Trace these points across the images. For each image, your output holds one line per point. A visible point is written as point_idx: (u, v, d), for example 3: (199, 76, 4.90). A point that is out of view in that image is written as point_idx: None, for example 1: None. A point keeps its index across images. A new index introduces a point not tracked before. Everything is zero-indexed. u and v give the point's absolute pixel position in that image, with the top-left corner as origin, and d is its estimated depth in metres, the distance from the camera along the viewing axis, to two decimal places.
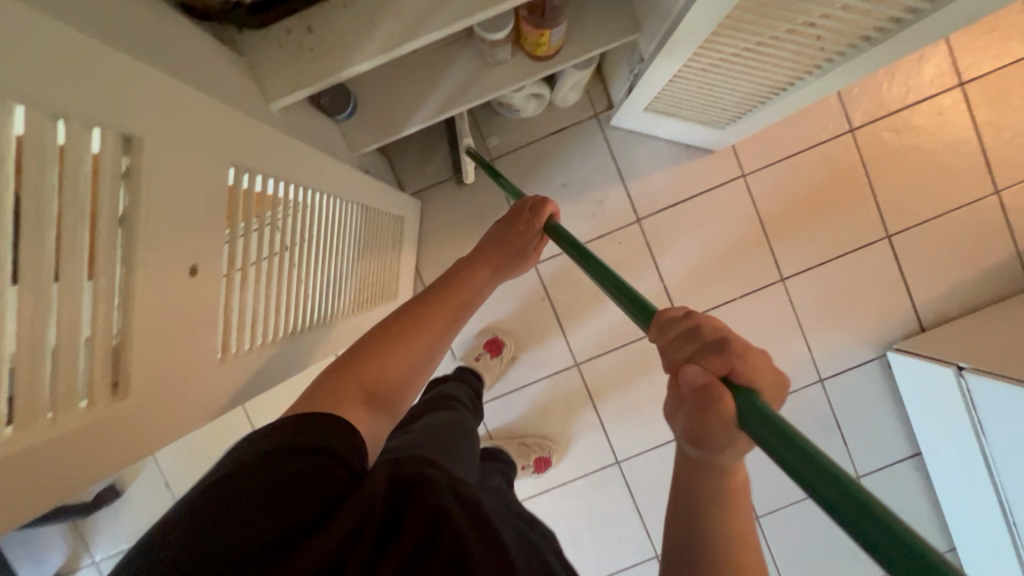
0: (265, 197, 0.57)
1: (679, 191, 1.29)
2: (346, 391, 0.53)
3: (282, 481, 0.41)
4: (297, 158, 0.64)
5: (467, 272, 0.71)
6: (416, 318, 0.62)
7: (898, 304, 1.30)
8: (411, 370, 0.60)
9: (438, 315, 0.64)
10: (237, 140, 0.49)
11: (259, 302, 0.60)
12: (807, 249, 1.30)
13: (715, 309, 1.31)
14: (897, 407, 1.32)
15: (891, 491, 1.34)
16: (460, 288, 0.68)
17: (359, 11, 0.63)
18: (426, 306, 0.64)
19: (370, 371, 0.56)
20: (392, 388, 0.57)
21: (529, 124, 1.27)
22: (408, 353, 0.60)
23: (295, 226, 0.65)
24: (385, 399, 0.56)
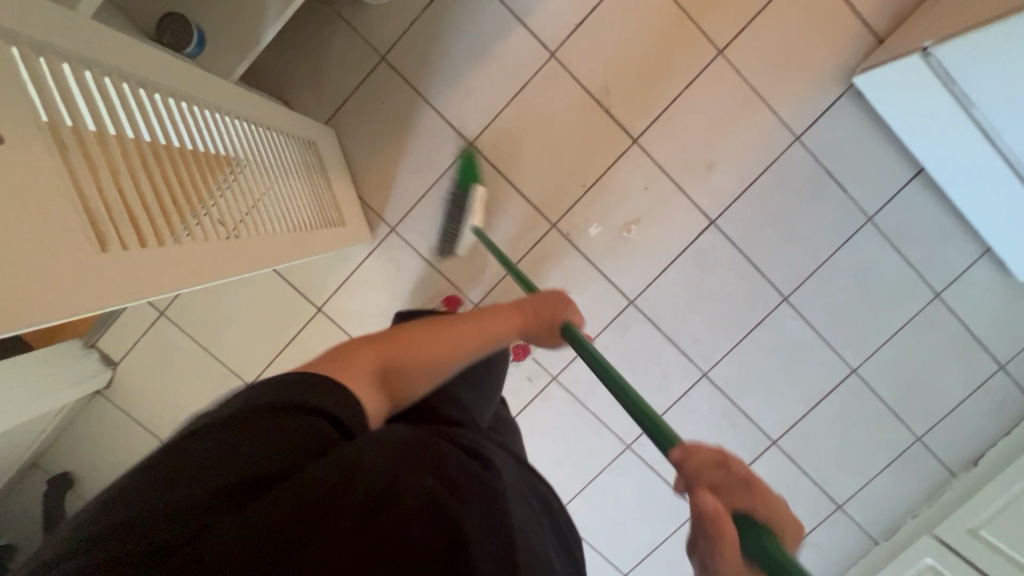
0: (102, 93, 0.52)
1: (582, 7, 1.19)
2: (362, 359, 0.57)
3: (279, 430, 0.45)
4: (159, 64, 0.61)
5: (507, 312, 0.75)
6: (446, 325, 0.67)
7: (847, 25, 1.20)
8: (427, 370, 0.63)
9: (468, 331, 0.68)
10: (22, 14, 0.43)
11: (189, 210, 0.63)
12: (733, 9, 1.20)
13: (667, 113, 1.24)
14: (885, 133, 1.25)
15: (909, 218, 1.29)
16: (489, 317, 0.72)
17: None
18: (449, 325, 0.68)
19: (393, 355, 0.61)
20: (408, 373, 0.61)
21: (402, 3, 1.18)
22: (430, 352, 0.63)
23: (162, 132, 0.61)
24: (394, 387, 0.60)
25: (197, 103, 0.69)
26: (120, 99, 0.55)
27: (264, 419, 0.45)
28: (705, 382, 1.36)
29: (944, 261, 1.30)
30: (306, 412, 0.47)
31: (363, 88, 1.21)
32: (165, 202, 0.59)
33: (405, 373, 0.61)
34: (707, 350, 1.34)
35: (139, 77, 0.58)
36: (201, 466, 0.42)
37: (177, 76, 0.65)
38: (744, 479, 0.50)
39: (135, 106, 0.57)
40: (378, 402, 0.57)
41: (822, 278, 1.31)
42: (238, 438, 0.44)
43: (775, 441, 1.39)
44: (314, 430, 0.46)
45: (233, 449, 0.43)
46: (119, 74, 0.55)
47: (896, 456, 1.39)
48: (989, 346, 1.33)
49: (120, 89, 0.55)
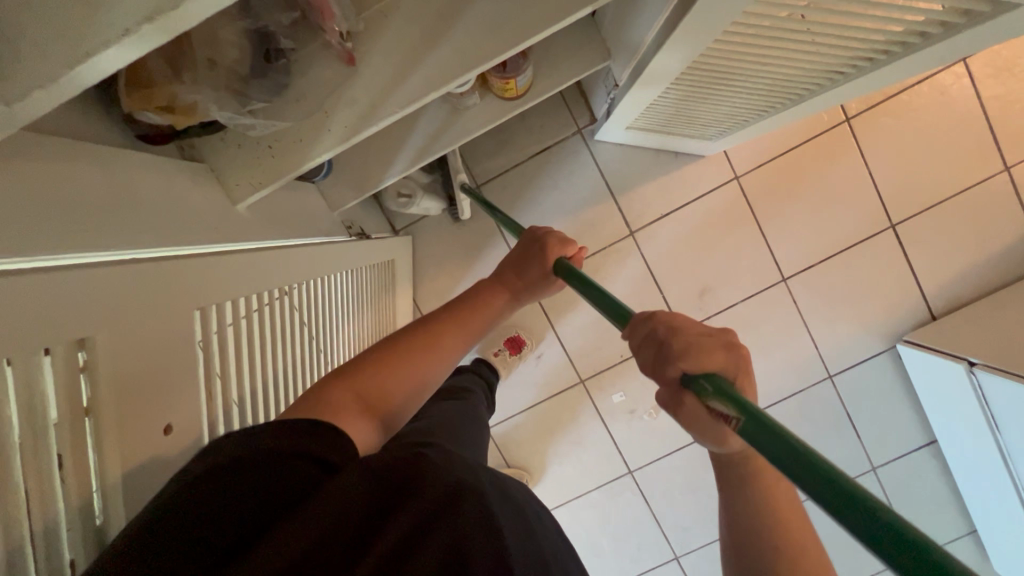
0: (247, 309, 0.59)
1: (672, 200, 1.26)
2: (338, 396, 0.48)
3: (262, 484, 0.38)
4: (290, 263, 0.68)
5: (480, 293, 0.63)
6: (415, 342, 0.55)
7: (907, 293, 1.27)
8: (409, 390, 0.53)
9: (446, 334, 0.57)
10: (203, 282, 0.50)
11: (281, 388, 0.67)
12: (807, 244, 1.26)
13: (718, 315, 1.29)
14: (911, 397, 1.30)
15: (909, 479, 1.33)
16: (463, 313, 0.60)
17: (316, 101, 0.61)
18: (415, 338, 0.55)
19: (376, 383, 0.51)
20: (394, 400, 0.52)
21: (511, 146, 1.24)
22: (401, 378, 0.52)
23: (280, 320, 0.67)
24: (381, 416, 0.50)
25: (312, 276, 0.75)
26: (256, 311, 0.60)
27: (248, 472, 0.38)
28: (674, 564, 1.39)
29: (930, 528, 1.34)
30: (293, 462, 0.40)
31: (451, 207, 1.27)
32: (267, 388, 0.63)
33: (390, 402, 0.51)
34: (685, 537, 1.37)
35: (274, 281, 0.64)
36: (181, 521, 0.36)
37: (297, 256, 0.71)
38: (700, 332, 0.43)
39: (269, 306, 0.64)
40: (369, 430, 0.48)
41: None
42: (225, 497, 0.37)
43: None
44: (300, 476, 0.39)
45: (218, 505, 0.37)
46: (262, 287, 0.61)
47: None
48: None
49: (264, 291, 0.61)
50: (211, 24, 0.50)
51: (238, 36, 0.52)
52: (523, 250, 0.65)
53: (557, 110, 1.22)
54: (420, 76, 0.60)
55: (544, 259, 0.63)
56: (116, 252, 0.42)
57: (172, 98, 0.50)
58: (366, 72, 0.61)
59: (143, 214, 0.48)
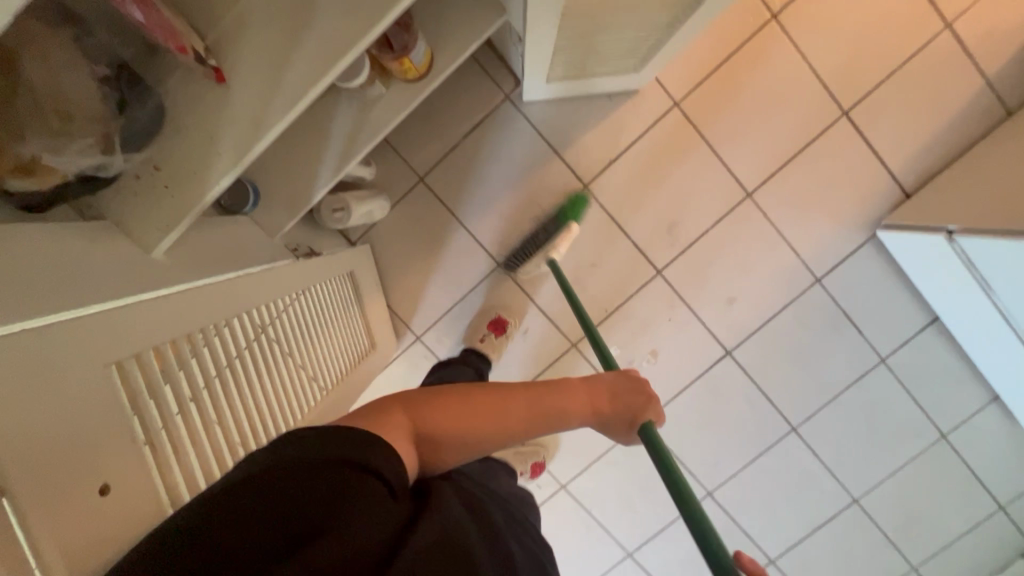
0: (216, 367, 0.61)
1: (617, 142, 1.22)
2: (398, 419, 0.52)
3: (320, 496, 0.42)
4: (231, 294, 0.67)
5: (571, 389, 0.68)
6: (488, 395, 0.60)
7: (875, 177, 1.23)
8: (463, 440, 0.57)
9: (514, 400, 0.61)
10: (116, 337, 0.48)
11: (255, 414, 0.67)
12: (763, 153, 1.23)
13: (692, 247, 1.27)
14: (904, 281, 1.28)
15: (920, 363, 1.31)
16: (548, 389, 0.66)
17: (197, 129, 0.60)
18: (487, 393, 0.60)
19: (433, 422, 0.55)
20: (443, 449, 0.56)
21: (443, 129, 1.21)
22: (466, 426, 0.57)
23: (240, 355, 0.66)
24: (425, 453, 0.54)
25: (265, 304, 0.75)
26: (204, 350, 0.60)
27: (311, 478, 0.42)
28: (708, 500, 1.39)
29: (952, 405, 1.33)
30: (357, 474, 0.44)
31: (401, 206, 1.25)
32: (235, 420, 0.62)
33: (440, 444, 0.55)
34: (714, 471, 1.38)
35: (214, 316, 0.63)
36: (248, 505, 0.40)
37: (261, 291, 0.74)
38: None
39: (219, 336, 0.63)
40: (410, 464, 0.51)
41: (830, 412, 1.35)
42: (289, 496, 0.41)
43: (773, 559, 1.43)
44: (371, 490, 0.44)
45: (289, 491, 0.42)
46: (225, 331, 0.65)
47: None
48: (990, 487, 1.36)
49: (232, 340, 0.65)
50: (52, 66, 0.49)
51: (86, 84, 0.51)
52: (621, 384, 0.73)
53: (479, 80, 1.19)
54: (295, 76, 0.58)
55: (639, 399, 0.72)
56: (13, 323, 0.39)
57: (34, 160, 0.48)
58: (236, 86, 0.59)
59: (47, 278, 0.46)
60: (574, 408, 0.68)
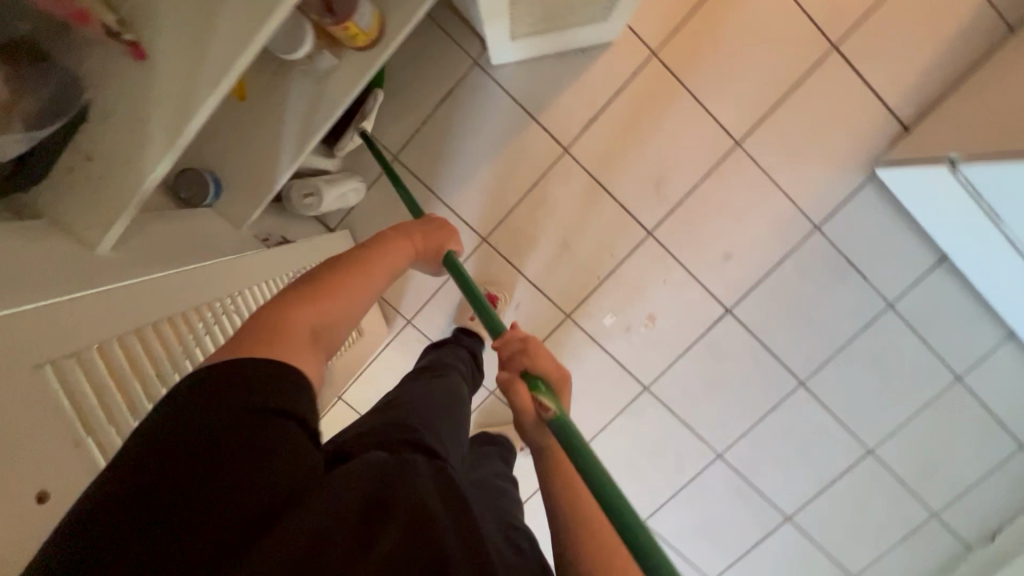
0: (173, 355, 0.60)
1: (595, 100, 1.17)
2: (292, 326, 0.50)
3: (264, 459, 0.41)
4: (193, 284, 0.64)
5: (392, 241, 0.67)
6: (352, 275, 0.58)
7: (871, 113, 1.16)
8: (348, 316, 0.56)
9: (371, 265, 0.61)
10: (50, 336, 0.45)
11: None
12: (750, 99, 1.17)
13: (683, 204, 1.22)
14: (908, 220, 1.22)
15: (931, 304, 1.26)
16: (381, 251, 0.64)
17: (126, 113, 0.56)
18: (339, 272, 0.57)
19: (320, 309, 0.53)
20: (337, 329, 0.55)
21: (411, 102, 1.16)
22: (341, 305, 0.55)
23: (201, 340, 0.65)
24: (326, 341, 0.53)
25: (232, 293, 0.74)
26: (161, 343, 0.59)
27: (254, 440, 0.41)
28: (719, 462, 1.37)
29: (965, 344, 1.28)
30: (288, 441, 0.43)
31: (377, 187, 1.21)
32: None
33: (333, 326, 0.54)
34: (723, 432, 1.34)
35: (173, 308, 0.60)
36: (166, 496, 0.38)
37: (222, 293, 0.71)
38: None
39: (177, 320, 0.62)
40: (313, 360, 0.51)
41: (838, 362, 1.30)
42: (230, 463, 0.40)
43: (790, 517, 1.40)
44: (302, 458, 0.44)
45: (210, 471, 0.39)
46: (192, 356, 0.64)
47: (912, 530, 1.40)
48: (1009, 425, 1.32)
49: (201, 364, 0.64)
50: None
51: None
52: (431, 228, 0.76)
53: (445, 47, 1.13)
54: (222, 44, 0.53)
55: (433, 241, 0.76)
56: None
57: None
58: (161, 60, 0.55)
59: None
60: (404, 254, 0.68)
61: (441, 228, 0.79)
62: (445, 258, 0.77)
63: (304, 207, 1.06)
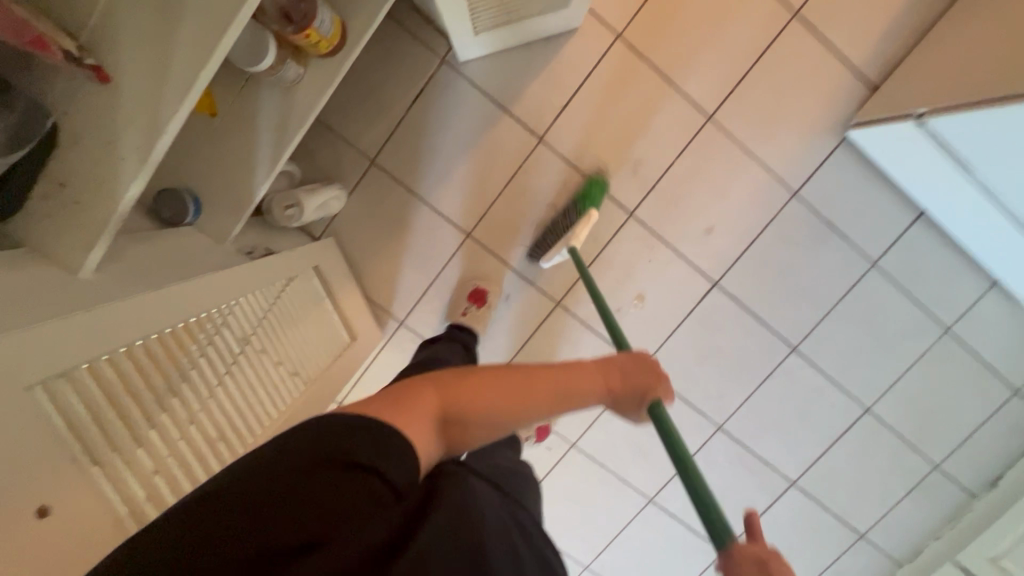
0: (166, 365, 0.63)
1: (565, 88, 1.18)
2: (422, 404, 0.51)
3: (337, 497, 0.42)
4: (177, 300, 0.65)
5: (592, 377, 0.59)
6: (513, 375, 0.56)
7: (838, 76, 1.18)
8: (488, 421, 0.54)
9: (539, 380, 0.56)
10: (38, 357, 0.47)
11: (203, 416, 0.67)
12: (717, 73, 1.18)
13: (661, 183, 1.23)
14: (884, 179, 1.23)
15: (914, 260, 1.28)
16: (573, 369, 0.58)
17: (95, 137, 0.57)
18: (503, 372, 0.55)
19: (455, 401, 0.53)
20: (466, 432, 0.53)
21: (384, 106, 1.17)
22: (486, 404, 0.54)
23: (192, 351, 0.68)
24: (451, 437, 0.52)
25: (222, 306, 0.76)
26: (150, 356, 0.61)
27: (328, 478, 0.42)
28: (720, 434, 1.38)
29: (951, 296, 1.30)
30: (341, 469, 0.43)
31: (358, 192, 1.22)
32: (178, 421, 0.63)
33: (467, 425, 0.53)
34: (721, 404, 1.36)
35: (158, 324, 0.62)
36: (238, 517, 0.40)
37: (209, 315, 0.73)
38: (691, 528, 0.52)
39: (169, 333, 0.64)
40: (428, 454, 0.50)
41: (828, 325, 1.32)
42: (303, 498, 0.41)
43: (794, 482, 1.42)
44: (357, 487, 0.43)
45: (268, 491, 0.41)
46: (186, 382, 0.66)
47: (915, 485, 1.42)
48: (1002, 372, 1.34)
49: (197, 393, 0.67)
50: None
51: None
52: (635, 367, 0.62)
53: (412, 48, 1.14)
54: (183, 62, 0.55)
55: (650, 381, 0.62)
56: None
57: None
58: (124, 83, 0.56)
59: None
60: (596, 393, 0.60)
61: (657, 378, 0.62)
62: (652, 408, 0.62)
63: (289, 220, 1.07)
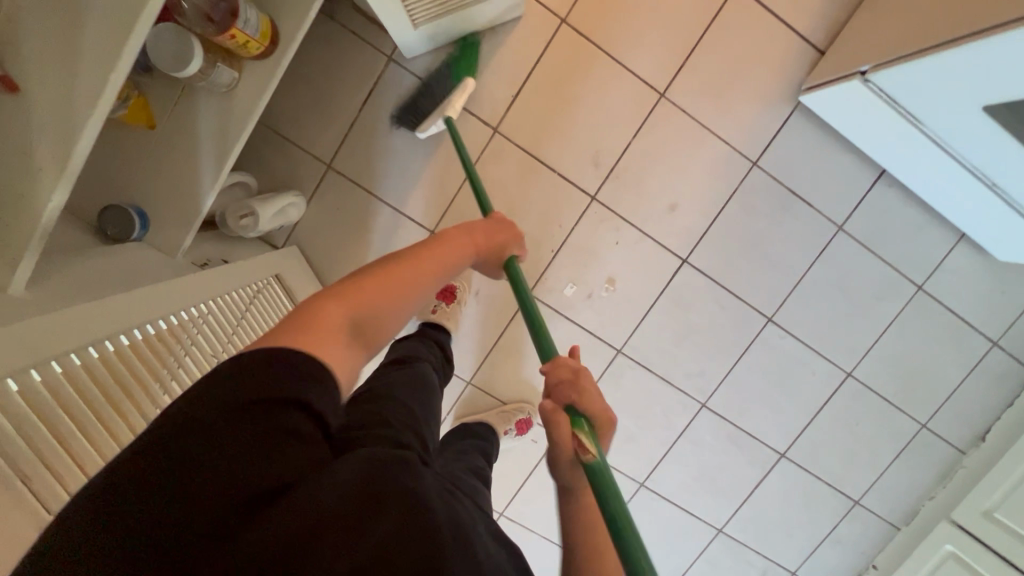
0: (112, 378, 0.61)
1: (515, 76, 1.17)
2: (326, 312, 0.52)
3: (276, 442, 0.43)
4: (115, 310, 0.64)
5: (452, 241, 0.70)
6: (401, 264, 0.60)
7: (786, 43, 1.18)
8: (392, 305, 0.58)
9: (418, 262, 0.62)
10: None
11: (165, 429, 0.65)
12: (666, 49, 1.18)
13: (620, 164, 1.23)
14: (841, 142, 1.23)
15: (880, 220, 1.28)
16: (439, 245, 0.67)
17: (10, 149, 0.56)
18: (386, 265, 0.59)
19: (359, 303, 0.55)
20: (381, 325, 0.56)
21: (336, 109, 1.17)
22: (387, 293, 0.57)
23: (145, 363, 0.66)
24: (366, 334, 0.54)
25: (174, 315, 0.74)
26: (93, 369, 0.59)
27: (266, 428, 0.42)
28: (705, 412, 1.38)
29: (920, 253, 1.30)
30: (279, 431, 0.43)
31: (317, 198, 1.21)
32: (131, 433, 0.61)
33: (374, 319, 0.56)
34: (702, 381, 1.36)
35: (95, 335, 0.60)
36: (177, 468, 0.39)
37: (165, 328, 0.72)
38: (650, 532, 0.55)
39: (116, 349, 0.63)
40: (350, 353, 0.52)
41: (801, 293, 1.31)
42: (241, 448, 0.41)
43: (783, 453, 1.41)
44: (300, 436, 0.44)
45: (199, 460, 0.40)
46: (169, 391, 0.68)
47: (904, 446, 1.42)
48: (978, 325, 1.35)
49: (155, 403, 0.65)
50: None
51: None
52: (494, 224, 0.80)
53: (357, 49, 1.14)
54: (92, 63, 0.54)
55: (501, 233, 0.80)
56: None
57: None
58: (34, 90, 0.55)
59: None
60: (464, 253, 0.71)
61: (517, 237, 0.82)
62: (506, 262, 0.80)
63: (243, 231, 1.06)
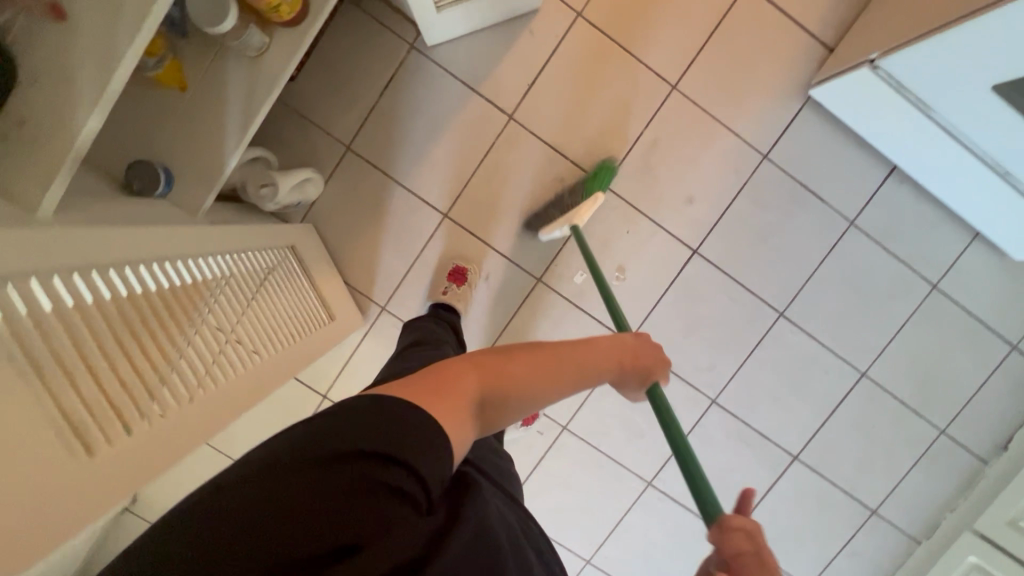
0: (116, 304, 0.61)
1: (531, 66, 1.22)
2: (458, 381, 0.50)
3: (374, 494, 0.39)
4: (139, 239, 0.66)
5: (601, 352, 0.64)
6: (542, 351, 0.58)
7: (795, 40, 1.21)
8: (521, 394, 0.55)
9: (556, 354, 0.59)
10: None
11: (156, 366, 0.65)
12: (678, 44, 1.22)
13: (632, 153, 1.25)
14: (852, 138, 1.25)
15: (892, 216, 1.28)
16: (584, 345, 0.62)
17: (54, 74, 0.59)
18: (523, 350, 0.57)
19: (492, 382, 0.53)
20: (504, 404, 0.54)
21: (357, 93, 1.21)
22: (518, 374, 0.55)
23: (145, 302, 0.66)
24: (487, 419, 0.52)
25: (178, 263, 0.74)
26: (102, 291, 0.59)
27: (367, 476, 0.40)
28: (715, 409, 1.35)
29: (933, 250, 1.29)
30: (374, 483, 0.40)
31: (335, 179, 1.24)
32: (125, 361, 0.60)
33: (501, 405, 0.53)
34: (713, 376, 1.33)
35: (119, 257, 0.62)
36: (275, 504, 0.37)
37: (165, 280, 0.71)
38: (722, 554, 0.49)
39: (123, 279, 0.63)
40: (466, 436, 0.48)
41: (813, 288, 1.31)
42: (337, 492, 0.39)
43: (796, 456, 1.37)
44: (398, 490, 0.40)
45: (292, 486, 0.38)
46: (162, 335, 0.68)
47: (922, 453, 1.37)
48: (996, 327, 1.32)
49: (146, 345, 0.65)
50: None
51: None
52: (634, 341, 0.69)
53: (381, 36, 1.19)
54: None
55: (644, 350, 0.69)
56: None
57: None
58: (81, 21, 0.60)
59: None
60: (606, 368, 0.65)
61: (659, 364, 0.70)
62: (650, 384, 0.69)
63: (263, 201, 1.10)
